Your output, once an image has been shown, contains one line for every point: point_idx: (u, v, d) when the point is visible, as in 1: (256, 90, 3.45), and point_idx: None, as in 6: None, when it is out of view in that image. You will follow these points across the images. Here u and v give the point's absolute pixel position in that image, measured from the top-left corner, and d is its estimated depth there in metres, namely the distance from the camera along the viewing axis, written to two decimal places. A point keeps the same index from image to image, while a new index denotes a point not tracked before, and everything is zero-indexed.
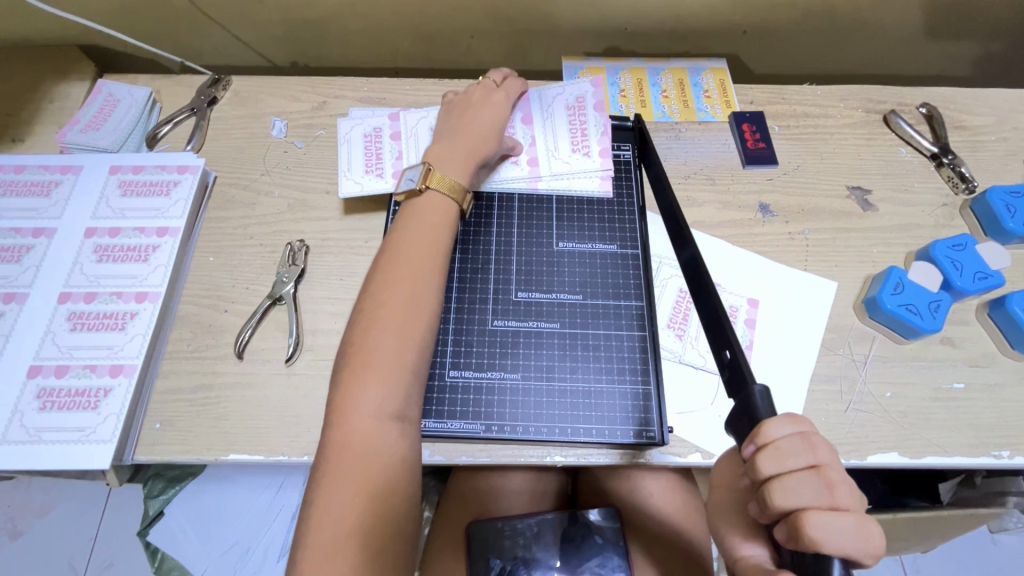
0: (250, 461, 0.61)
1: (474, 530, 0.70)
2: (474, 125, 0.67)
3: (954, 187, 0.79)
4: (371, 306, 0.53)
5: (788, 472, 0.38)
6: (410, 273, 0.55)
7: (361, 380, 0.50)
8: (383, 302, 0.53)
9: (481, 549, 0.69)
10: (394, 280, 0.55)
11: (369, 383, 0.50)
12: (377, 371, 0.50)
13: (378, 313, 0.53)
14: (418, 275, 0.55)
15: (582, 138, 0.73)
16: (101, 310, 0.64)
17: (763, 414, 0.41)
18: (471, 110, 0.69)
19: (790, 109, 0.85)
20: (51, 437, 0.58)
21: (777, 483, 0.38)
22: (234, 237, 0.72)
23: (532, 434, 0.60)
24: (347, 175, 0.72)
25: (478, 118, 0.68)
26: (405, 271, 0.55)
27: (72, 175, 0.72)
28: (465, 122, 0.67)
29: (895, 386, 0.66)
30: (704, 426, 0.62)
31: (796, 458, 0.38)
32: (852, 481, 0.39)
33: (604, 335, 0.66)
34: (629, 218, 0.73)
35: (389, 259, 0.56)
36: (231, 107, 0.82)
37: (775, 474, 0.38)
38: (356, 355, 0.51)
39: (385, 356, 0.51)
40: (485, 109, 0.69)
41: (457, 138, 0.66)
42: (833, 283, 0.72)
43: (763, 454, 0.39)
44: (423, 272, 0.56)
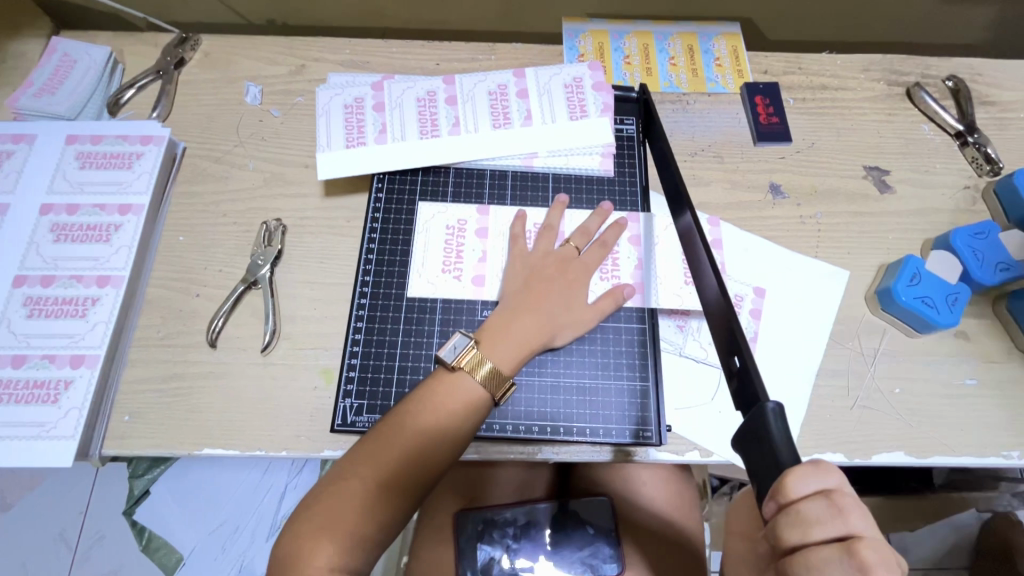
0: (224, 456, 0.58)
1: (461, 519, 0.68)
2: (534, 323, 0.56)
3: (978, 168, 0.74)
4: (357, 468, 0.48)
5: (812, 543, 0.33)
6: (408, 451, 0.49)
7: (317, 533, 0.45)
8: (365, 470, 0.48)
9: (470, 537, 0.67)
10: (385, 458, 0.48)
11: (321, 537, 0.45)
12: (336, 535, 0.45)
13: (356, 484, 0.47)
14: (412, 455, 0.49)
15: (613, 261, 0.63)
16: (60, 295, 0.60)
17: (776, 433, 0.37)
18: (551, 289, 0.58)
19: (806, 80, 0.79)
20: (9, 431, 0.54)
21: (800, 557, 0.33)
22: (206, 215, 0.67)
23: (523, 433, 0.57)
24: (420, 271, 0.63)
25: (548, 294, 0.58)
26: (400, 448, 0.49)
27: (25, 145, 0.66)
28: (530, 312, 0.56)
29: (904, 381, 0.63)
30: (704, 423, 0.59)
31: (821, 527, 0.33)
32: (896, 563, 0.32)
33: (601, 328, 0.62)
34: (631, 199, 0.68)
35: (389, 433, 0.50)
36: (200, 71, 0.75)
37: (799, 546, 0.33)
38: (322, 508, 0.47)
39: (346, 512, 0.46)
40: (557, 290, 0.58)
41: (522, 316, 0.56)
42: (845, 273, 0.68)
43: (803, 522, 0.33)
44: (424, 447, 0.49)
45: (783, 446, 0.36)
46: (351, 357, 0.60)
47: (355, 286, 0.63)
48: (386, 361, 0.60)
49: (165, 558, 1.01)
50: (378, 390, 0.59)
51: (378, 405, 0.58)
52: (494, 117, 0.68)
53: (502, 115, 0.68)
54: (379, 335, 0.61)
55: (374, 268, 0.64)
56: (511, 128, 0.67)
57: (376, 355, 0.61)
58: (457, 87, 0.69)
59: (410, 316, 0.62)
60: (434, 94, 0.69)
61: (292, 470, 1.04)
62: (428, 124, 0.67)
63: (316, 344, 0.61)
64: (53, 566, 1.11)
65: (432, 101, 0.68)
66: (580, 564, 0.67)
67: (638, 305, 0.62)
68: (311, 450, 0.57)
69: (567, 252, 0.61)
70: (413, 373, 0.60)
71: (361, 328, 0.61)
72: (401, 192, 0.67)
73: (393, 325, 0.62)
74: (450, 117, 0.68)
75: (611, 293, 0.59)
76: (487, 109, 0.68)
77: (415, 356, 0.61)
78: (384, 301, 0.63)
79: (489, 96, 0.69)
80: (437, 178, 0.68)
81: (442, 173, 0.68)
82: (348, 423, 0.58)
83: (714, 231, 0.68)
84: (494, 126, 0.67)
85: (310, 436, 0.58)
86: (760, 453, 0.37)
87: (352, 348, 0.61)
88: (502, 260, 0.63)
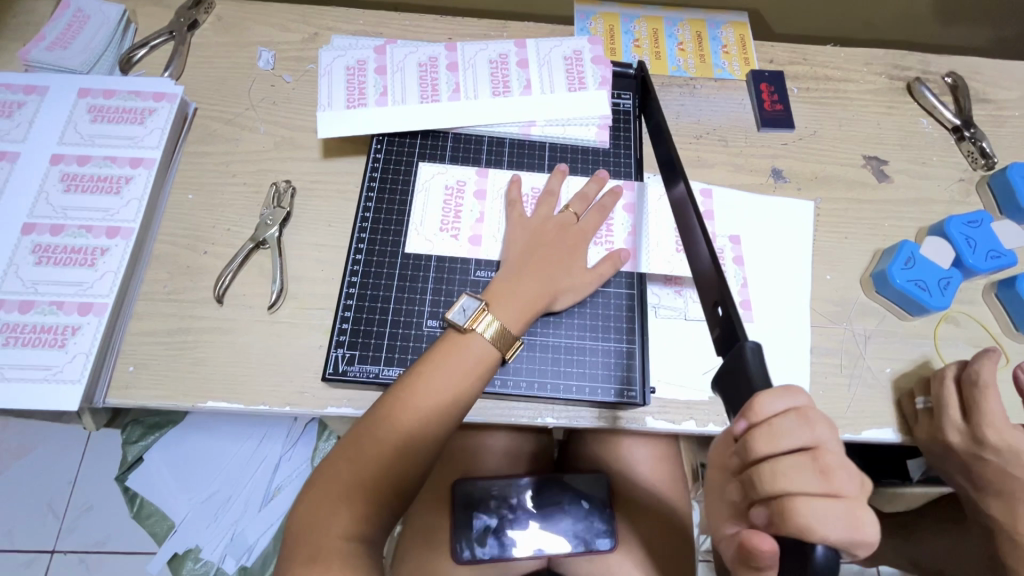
0: (229, 409, 0.58)
1: (460, 488, 0.68)
2: (541, 283, 0.58)
3: (973, 162, 0.76)
4: (371, 432, 0.50)
5: (783, 451, 0.37)
6: (419, 414, 0.51)
7: (334, 501, 0.48)
8: (379, 435, 0.50)
9: (466, 507, 0.67)
10: (398, 422, 0.51)
11: (339, 506, 0.48)
12: (352, 501, 0.48)
13: (371, 448, 0.50)
14: (423, 419, 0.51)
15: (607, 228, 0.64)
16: (68, 244, 0.60)
17: (754, 369, 0.41)
18: (556, 252, 0.60)
19: (811, 71, 0.80)
20: (15, 374, 0.54)
21: (765, 426, 0.38)
22: (214, 173, 0.67)
23: (522, 395, 0.58)
24: (419, 228, 0.64)
25: (552, 257, 0.59)
26: (411, 413, 0.51)
27: (37, 96, 0.66)
28: (537, 273, 0.58)
29: (895, 362, 0.65)
30: (697, 381, 0.61)
31: (790, 436, 0.38)
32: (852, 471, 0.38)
33: (594, 296, 0.62)
34: (625, 170, 0.68)
35: (401, 397, 0.52)
36: (213, 34, 0.76)
37: (752, 425, 0.39)
38: (338, 473, 0.49)
39: (359, 475, 0.49)
40: (560, 253, 0.60)
41: (528, 278, 0.58)
42: (810, 204, 0.72)
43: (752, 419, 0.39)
44: (435, 412, 0.52)
45: (757, 376, 0.41)
46: (343, 312, 0.61)
47: (350, 246, 0.64)
48: (379, 315, 0.61)
49: (156, 525, 1.02)
50: (370, 343, 0.60)
51: (370, 356, 0.59)
52: (493, 84, 0.69)
53: (501, 82, 0.69)
54: (373, 290, 0.62)
55: (369, 228, 0.64)
56: (510, 96, 0.68)
57: (369, 309, 0.61)
58: (458, 54, 0.70)
59: (404, 274, 0.62)
60: (436, 60, 0.69)
61: (288, 441, 1.03)
62: (429, 89, 0.68)
63: (322, 303, 0.62)
64: (42, 533, 1.10)
65: (434, 67, 0.69)
66: (576, 538, 0.66)
67: (629, 271, 0.63)
68: (314, 406, 0.58)
69: (567, 217, 0.62)
70: (406, 327, 0.60)
71: (354, 283, 0.62)
72: (399, 153, 0.67)
73: (386, 281, 0.62)
74: (451, 83, 0.68)
75: (610, 256, 0.61)
76: (487, 77, 0.69)
77: (407, 312, 0.61)
78: (380, 261, 0.63)
79: (489, 64, 0.70)
80: (436, 142, 0.68)
81: (441, 138, 0.68)
82: (339, 373, 0.58)
83: (705, 202, 0.70)
84: (493, 94, 0.68)
85: (313, 393, 0.58)
86: (738, 385, 0.41)
87: (345, 302, 0.61)
88: (500, 223, 0.64)
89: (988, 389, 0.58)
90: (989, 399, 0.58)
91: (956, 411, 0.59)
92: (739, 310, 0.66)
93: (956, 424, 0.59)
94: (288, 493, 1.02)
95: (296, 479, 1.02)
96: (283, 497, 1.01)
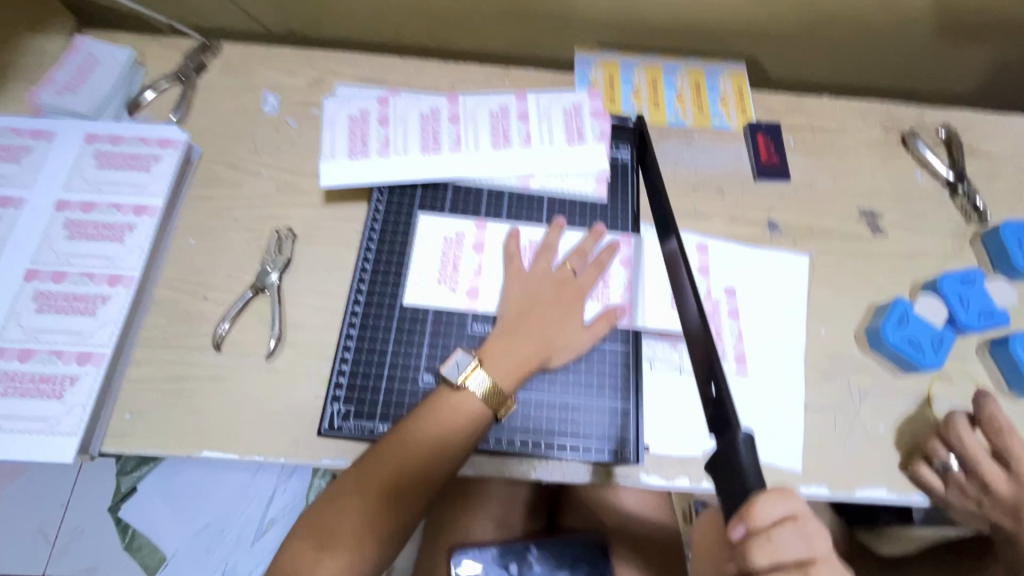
0: (224, 460, 0.58)
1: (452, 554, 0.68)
2: (535, 342, 0.58)
3: (967, 217, 0.77)
4: (360, 481, 0.52)
5: (780, 566, 0.38)
6: (408, 466, 0.52)
7: (320, 550, 0.49)
8: (367, 484, 0.51)
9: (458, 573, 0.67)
10: (387, 473, 0.52)
11: (323, 554, 0.49)
12: (336, 551, 0.49)
13: (358, 497, 0.51)
14: (411, 471, 0.52)
15: (604, 283, 0.65)
16: (70, 292, 0.60)
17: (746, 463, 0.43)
18: (550, 310, 0.60)
19: (807, 122, 0.82)
20: (13, 425, 0.55)
21: (764, 536, 0.38)
22: (217, 219, 0.68)
23: (516, 454, 0.58)
24: (418, 279, 0.65)
25: (547, 316, 0.60)
26: (400, 464, 0.52)
27: (45, 142, 0.67)
28: (531, 331, 0.58)
29: (889, 420, 0.65)
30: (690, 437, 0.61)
31: (789, 551, 0.38)
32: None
33: (590, 353, 0.63)
34: (622, 224, 0.69)
35: (391, 448, 0.53)
36: (220, 78, 0.77)
37: (751, 534, 0.39)
38: (325, 521, 0.51)
39: (345, 524, 0.50)
40: (554, 310, 0.60)
41: (522, 337, 0.58)
42: (805, 257, 0.73)
43: (750, 528, 0.39)
44: (423, 464, 0.52)
45: (751, 473, 0.42)
46: (340, 364, 0.61)
47: (349, 295, 0.64)
48: (375, 368, 0.61)
49: (148, 557, 1.00)
50: (366, 397, 0.60)
51: (365, 411, 0.59)
52: (493, 136, 0.70)
53: (501, 135, 0.70)
54: (370, 342, 0.62)
55: (368, 278, 0.65)
56: (509, 148, 0.69)
57: (366, 361, 0.61)
58: (460, 105, 0.71)
59: (401, 326, 0.63)
60: (438, 111, 0.71)
61: (282, 473, 1.03)
62: (430, 140, 0.69)
63: (320, 353, 0.62)
64: None
65: (436, 118, 0.70)
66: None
67: (624, 326, 0.64)
68: (309, 458, 0.58)
69: (564, 274, 0.63)
70: (401, 381, 0.61)
71: (353, 334, 0.62)
72: (400, 203, 0.68)
73: (384, 333, 0.63)
74: (452, 134, 0.70)
75: (606, 314, 0.61)
76: (488, 129, 0.70)
77: (404, 365, 0.61)
78: (378, 312, 0.63)
79: (490, 116, 0.71)
80: (436, 192, 0.69)
81: (441, 188, 0.69)
82: (335, 428, 0.59)
83: (701, 256, 0.71)
84: (493, 146, 0.69)
85: (308, 444, 0.59)
86: (730, 480, 0.43)
87: (343, 354, 0.62)
88: (497, 276, 0.65)
89: (1006, 434, 0.60)
90: (1012, 442, 0.59)
91: (978, 454, 0.60)
92: (734, 364, 0.66)
93: (996, 477, 0.60)
94: (281, 527, 1.01)
95: (290, 512, 1.01)
96: (276, 530, 1.01)
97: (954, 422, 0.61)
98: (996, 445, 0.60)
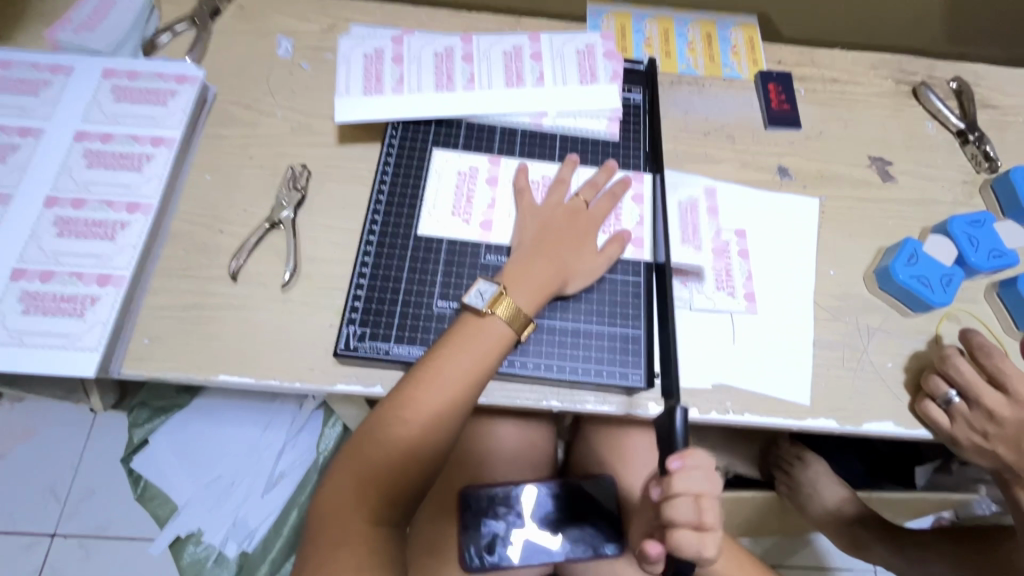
0: (240, 384, 0.59)
1: (468, 495, 0.69)
2: (552, 268, 0.59)
3: (977, 165, 0.77)
4: (395, 416, 0.52)
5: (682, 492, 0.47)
6: (442, 399, 0.52)
7: (361, 485, 0.50)
8: (403, 419, 0.51)
9: (475, 513, 0.68)
10: (421, 406, 0.52)
11: (365, 488, 0.50)
12: (378, 485, 0.50)
13: (395, 431, 0.51)
14: (445, 403, 0.52)
15: (615, 216, 0.66)
16: (90, 218, 0.61)
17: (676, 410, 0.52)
18: (565, 239, 0.61)
19: (819, 74, 0.82)
20: (34, 342, 0.56)
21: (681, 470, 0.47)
22: (233, 155, 0.69)
23: (529, 378, 0.59)
24: (432, 212, 0.65)
25: (563, 242, 0.61)
26: (434, 397, 0.52)
27: (63, 76, 0.68)
28: (549, 257, 0.59)
29: (897, 357, 0.66)
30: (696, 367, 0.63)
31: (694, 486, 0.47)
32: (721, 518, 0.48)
33: (601, 283, 0.63)
34: (635, 163, 0.70)
35: (424, 383, 0.53)
36: (235, 22, 0.77)
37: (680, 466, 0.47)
38: (364, 456, 0.51)
39: (384, 456, 0.51)
40: (569, 238, 0.61)
41: (539, 262, 0.59)
42: (815, 202, 0.73)
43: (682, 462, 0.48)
44: (455, 396, 0.53)
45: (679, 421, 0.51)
46: (355, 292, 0.62)
47: (364, 227, 0.65)
48: (390, 296, 0.62)
49: (160, 508, 1.03)
50: (381, 321, 0.61)
51: (380, 334, 0.60)
52: (506, 75, 0.70)
53: (514, 74, 0.70)
54: (384, 272, 0.63)
55: (383, 210, 0.66)
56: (522, 87, 0.69)
57: (381, 289, 0.62)
58: (474, 46, 0.72)
59: (415, 255, 0.64)
60: (451, 51, 0.71)
61: (291, 429, 1.03)
62: (444, 79, 0.70)
63: (334, 284, 0.63)
64: (44, 514, 1.11)
65: (449, 57, 0.71)
66: (580, 544, 0.68)
67: (637, 259, 0.65)
68: (324, 383, 0.59)
69: (577, 204, 0.64)
70: (415, 307, 0.62)
71: (367, 264, 0.63)
72: (414, 140, 0.69)
73: (398, 263, 0.63)
74: (466, 73, 0.70)
75: (615, 238, 0.63)
76: (501, 68, 0.71)
77: (418, 293, 0.62)
78: (392, 243, 0.64)
79: (504, 56, 0.71)
80: (450, 130, 0.70)
81: (454, 126, 0.70)
82: (351, 348, 0.59)
83: (711, 197, 0.71)
84: (507, 84, 0.70)
85: (323, 369, 0.60)
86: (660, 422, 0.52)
87: (358, 282, 0.62)
88: (511, 210, 0.66)
89: (997, 357, 0.61)
90: (1001, 364, 0.61)
91: (974, 381, 0.61)
92: (744, 302, 0.66)
93: (993, 403, 0.61)
94: (291, 481, 1.03)
95: (300, 466, 1.03)
96: (286, 484, 1.02)
97: (951, 356, 0.62)
98: (989, 372, 0.61)
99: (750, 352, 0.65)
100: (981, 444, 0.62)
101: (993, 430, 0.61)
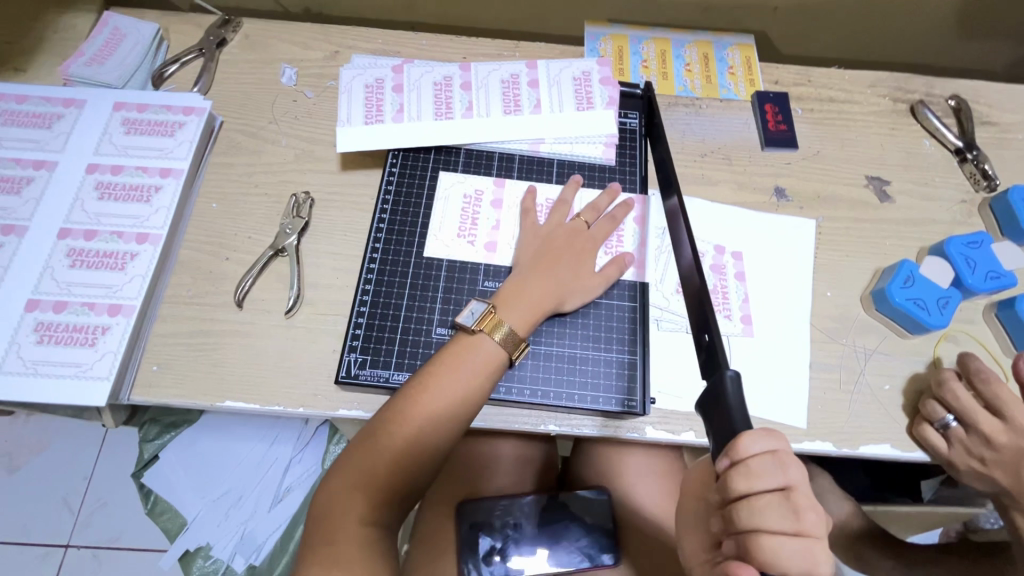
0: (245, 409, 0.61)
1: (466, 507, 0.69)
2: (547, 287, 0.60)
3: (975, 183, 0.77)
4: (387, 425, 0.53)
5: (758, 491, 0.40)
6: (432, 410, 0.53)
7: (351, 490, 0.51)
8: (394, 428, 0.53)
9: (472, 527, 0.67)
10: (412, 416, 0.53)
11: (355, 493, 0.51)
12: (368, 490, 0.51)
13: (386, 440, 0.52)
14: (435, 414, 0.53)
15: (617, 237, 0.67)
16: (101, 249, 0.63)
17: (733, 397, 0.44)
18: (562, 258, 0.62)
19: (816, 93, 0.82)
20: (48, 371, 0.58)
21: (745, 467, 0.40)
22: (238, 184, 0.71)
23: (526, 403, 0.60)
24: (436, 235, 0.67)
25: (561, 261, 0.62)
26: (425, 407, 0.53)
27: (76, 109, 0.70)
28: (545, 276, 0.60)
29: (893, 379, 0.66)
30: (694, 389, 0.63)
31: (765, 479, 0.40)
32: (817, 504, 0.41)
33: (598, 309, 0.64)
34: (632, 187, 0.71)
35: (415, 394, 0.54)
36: (240, 52, 0.79)
37: (733, 464, 0.41)
38: (356, 462, 0.52)
39: (375, 463, 0.52)
40: (567, 258, 0.62)
41: (535, 282, 0.60)
42: (812, 223, 0.73)
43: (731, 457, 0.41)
44: (446, 408, 0.54)
45: (736, 410, 0.43)
46: (357, 318, 0.63)
47: (366, 253, 0.66)
48: (390, 322, 0.63)
49: (170, 521, 1.03)
50: (381, 348, 0.62)
51: (380, 361, 0.62)
52: (504, 102, 0.72)
53: (512, 101, 0.72)
54: (385, 298, 0.64)
55: (383, 236, 0.67)
56: (520, 114, 0.71)
57: (382, 316, 0.63)
58: (472, 73, 0.73)
59: (415, 281, 0.65)
60: (450, 79, 0.73)
61: (298, 443, 1.06)
62: (443, 107, 0.71)
63: (336, 310, 0.65)
64: (57, 527, 1.13)
65: (448, 86, 0.72)
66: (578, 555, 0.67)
67: (635, 280, 0.66)
68: (326, 408, 0.61)
69: (577, 224, 0.65)
70: (416, 334, 0.63)
71: (368, 290, 0.65)
72: (414, 167, 0.70)
73: (399, 289, 0.65)
74: (465, 101, 0.72)
75: (616, 261, 0.64)
76: (499, 95, 0.72)
77: (418, 319, 0.64)
78: (393, 268, 0.66)
79: (501, 84, 0.73)
80: (448, 157, 0.71)
81: (453, 153, 0.71)
82: (352, 376, 0.61)
83: (707, 219, 0.72)
84: (505, 112, 0.71)
85: (325, 395, 0.61)
86: (718, 418, 0.44)
87: (359, 309, 0.64)
88: (513, 232, 0.67)
89: (994, 383, 0.61)
90: (999, 390, 0.60)
91: (971, 407, 0.60)
92: (739, 325, 0.67)
93: (991, 428, 0.60)
94: (297, 495, 1.05)
95: (306, 480, 1.05)
96: (293, 498, 1.04)
97: (947, 380, 0.62)
98: (986, 397, 0.61)
99: (748, 373, 0.65)
100: (978, 469, 0.61)
101: (990, 456, 0.60)
